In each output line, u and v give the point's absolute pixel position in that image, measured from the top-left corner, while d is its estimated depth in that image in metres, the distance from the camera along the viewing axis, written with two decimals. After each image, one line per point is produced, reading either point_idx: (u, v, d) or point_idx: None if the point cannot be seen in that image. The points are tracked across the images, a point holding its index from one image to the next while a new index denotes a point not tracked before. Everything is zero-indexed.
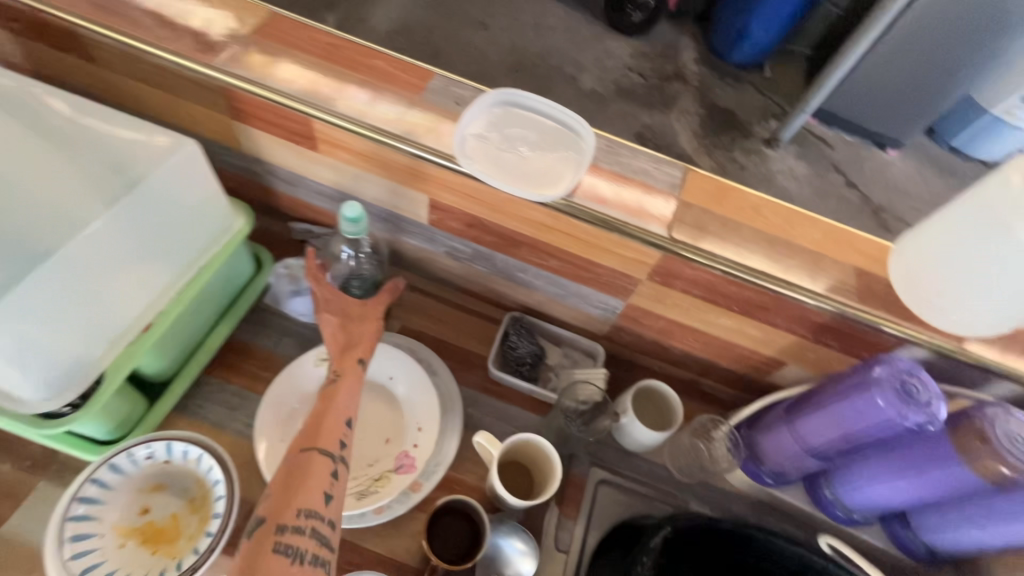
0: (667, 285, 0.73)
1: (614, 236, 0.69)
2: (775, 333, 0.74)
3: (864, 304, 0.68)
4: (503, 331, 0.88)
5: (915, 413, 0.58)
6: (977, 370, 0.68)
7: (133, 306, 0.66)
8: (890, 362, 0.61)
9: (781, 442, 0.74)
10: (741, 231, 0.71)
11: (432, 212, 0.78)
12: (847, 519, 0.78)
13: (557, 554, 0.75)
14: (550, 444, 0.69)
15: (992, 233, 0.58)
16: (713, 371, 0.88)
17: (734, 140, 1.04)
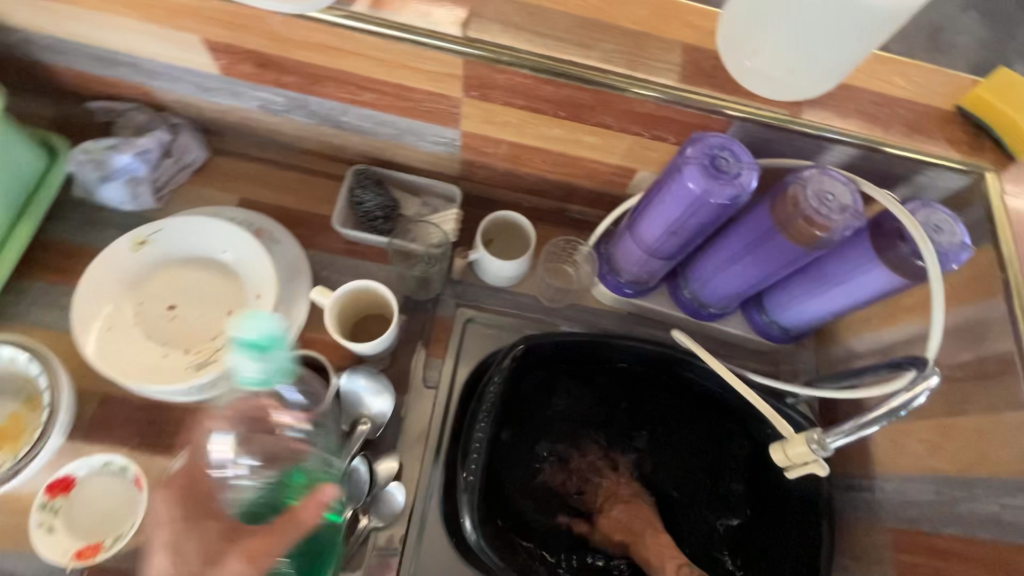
0: (487, 99, 0.66)
1: (405, 45, 0.60)
2: (611, 136, 0.69)
3: (689, 82, 0.61)
4: (348, 187, 0.81)
5: (721, 186, 0.55)
6: (812, 140, 0.64)
7: None
8: (701, 139, 0.57)
9: (629, 249, 0.72)
10: (553, 19, 0.62)
11: (214, 56, 0.68)
12: (706, 314, 0.80)
13: (427, 391, 0.77)
14: (386, 289, 0.67)
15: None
16: (576, 194, 0.84)
17: None
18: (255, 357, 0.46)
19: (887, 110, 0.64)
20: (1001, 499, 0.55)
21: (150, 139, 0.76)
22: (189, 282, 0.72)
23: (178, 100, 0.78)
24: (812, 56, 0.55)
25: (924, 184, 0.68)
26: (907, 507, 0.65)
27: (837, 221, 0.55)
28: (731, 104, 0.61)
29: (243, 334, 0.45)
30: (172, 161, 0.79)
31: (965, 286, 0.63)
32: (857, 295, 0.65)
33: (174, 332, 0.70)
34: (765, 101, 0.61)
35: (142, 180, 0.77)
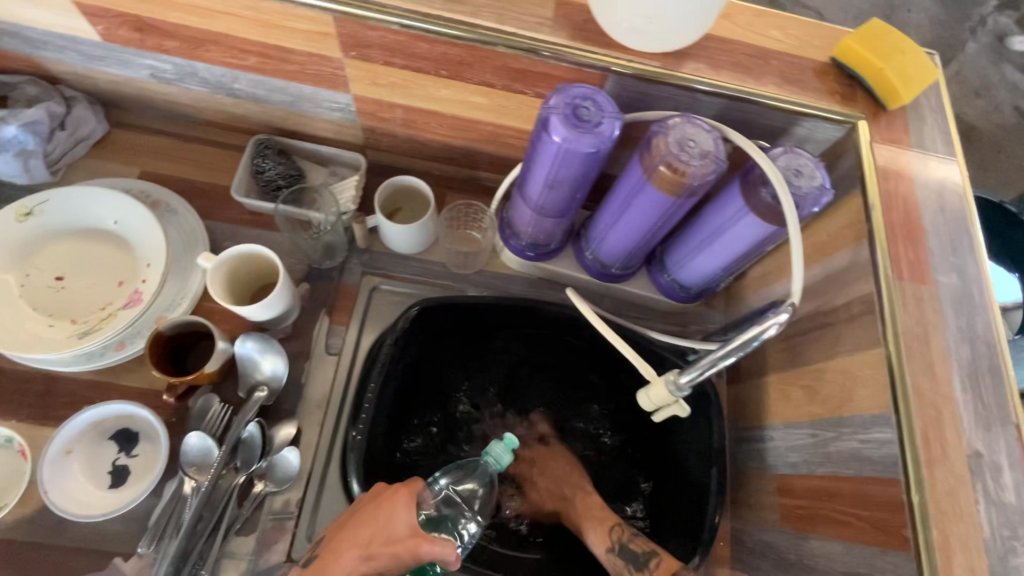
0: (367, 59, 0.66)
1: (271, 3, 0.59)
2: (497, 96, 0.69)
3: (559, 36, 0.61)
4: (249, 157, 0.81)
5: (581, 135, 0.56)
6: (687, 93, 0.64)
7: None
8: (564, 89, 0.57)
9: (522, 209, 0.73)
10: None
11: (90, 21, 0.67)
12: (611, 276, 0.80)
13: (329, 357, 0.77)
14: (273, 253, 0.67)
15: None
16: (481, 161, 0.84)
17: None
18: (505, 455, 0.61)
19: (762, 62, 0.65)
20: (859, 436, 0.56)
21: (39, 111, 0.74)
22: (79, 253, 0.72)
23: (69, 71, 0.77)
24: (667, 9, 0.55)
25: (804, 137, 0.69)
26: (790, 452, 0.67)
27: (696, 167, 0.56)
28: (601, 57, 0.61)
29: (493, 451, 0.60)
30: (66, 133, 0.78)
31: (839, 235, 0.64)
32: (738, 245, 0.66)
33: (61, 302, 0.69)
34: (635, 55, 0.62)
35: (37, 154, 0.76)
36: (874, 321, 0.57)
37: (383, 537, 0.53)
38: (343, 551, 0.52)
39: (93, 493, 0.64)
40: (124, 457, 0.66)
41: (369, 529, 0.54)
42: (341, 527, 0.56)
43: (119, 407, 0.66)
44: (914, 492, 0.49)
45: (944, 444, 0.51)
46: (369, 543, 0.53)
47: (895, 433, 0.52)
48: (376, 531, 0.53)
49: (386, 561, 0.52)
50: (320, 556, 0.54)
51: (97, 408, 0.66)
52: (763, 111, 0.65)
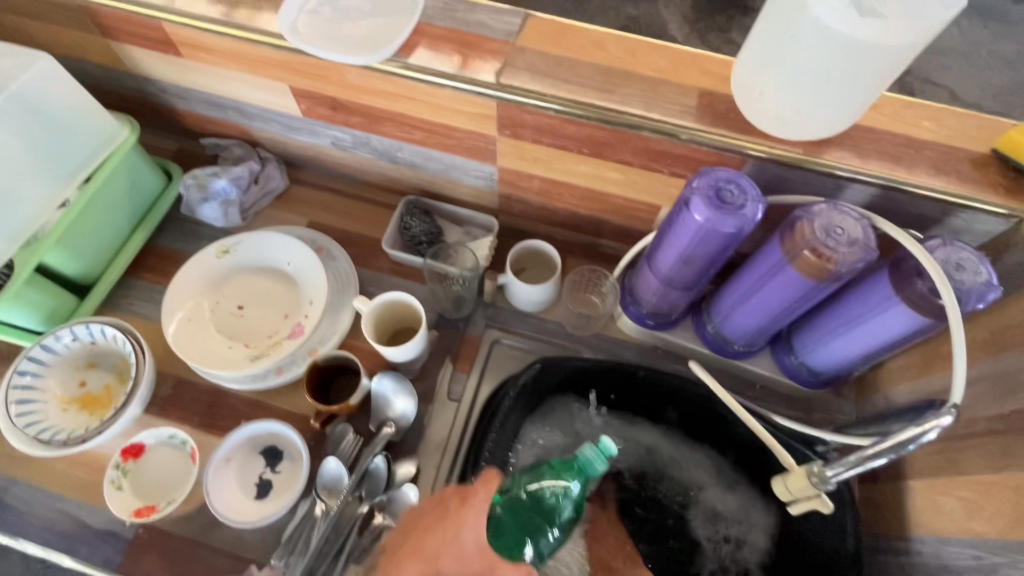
0: (519, 137, 0.74)
1: (448, 91, 0.69)
2: (633, 173, 0.74)
3: (702, 123, 0.65)
4: (399, 215, 0.92)
5: (725, 216, 0.58)
6: (831, 179, 0.64)
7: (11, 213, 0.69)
8: (709, 172, 0.60)
9: (649, 280, 0.75)
10: (577, 68, 0.69)
11: (299, 100, 0.81)
12: (732, 352, 0.80)
13: (450, 403, 0.82)
14: (419, 302, 0.75)
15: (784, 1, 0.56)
16: (605, 229, 0.88)
17: (732, 17, 1.05)
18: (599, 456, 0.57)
19: (912, 153, 0.64)
20: None
21: (242, 168, 0.91)
22: (257, 287, 0.84)
23: (269, 137, 0.94)
24: (812, 99, 0.59)
25: (959, 228, 0.65)
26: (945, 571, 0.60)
27: (844, 254, 0.56)
28: (745, 143, 0.64)
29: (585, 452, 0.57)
30: (258, 187, 0.94)
31: (1002, 334, 0.60)
32: (884, 335, 0.63)
33: (240, 328, 0.81)
34: (778, 141, 0.64)
35: (235, 203, 0.91)
36: None
37: (450, 548, 0.57)
38: (410, 562, 0.59)
39: (244, 501, 0.72)
40: (268, 471, 0.74)
41: (439, 538, 0.59)
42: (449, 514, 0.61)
43: (270, 424, 0.75)
44: None
45: None
46: (441, 556, 0.58)
47: None
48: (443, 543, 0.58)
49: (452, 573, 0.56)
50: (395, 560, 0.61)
51: (252, 424, 0.75)
52: (913, 199, 0.64)
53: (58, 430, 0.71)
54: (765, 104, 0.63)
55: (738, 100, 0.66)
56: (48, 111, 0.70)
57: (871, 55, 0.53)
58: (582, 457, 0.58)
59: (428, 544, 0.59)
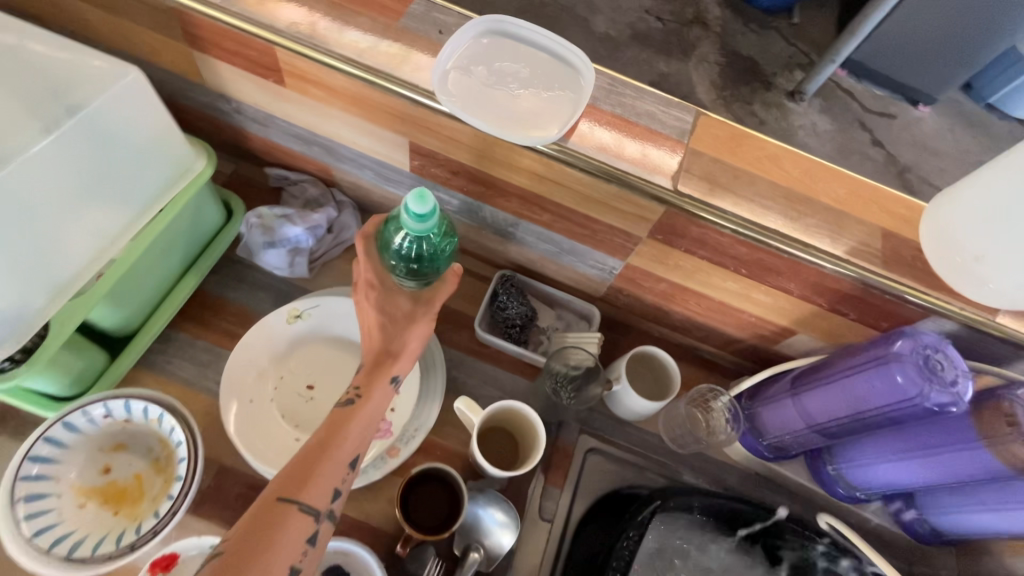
0: (670, 244, 0.66)
1: (612, 187, 0.61)
2: (784, 299, 0.68)
3: (888, 270, 0.60)
4: (492, 290, 0.82)
5: (938, 393, 0.52)
6: (1012, 347, 0.61)
7: (61, 256, 0.57)
8: (914, 334, 0.54)
9: (789, 418, 0.68)
10: (755, 184, 0.62)
11: (413, 156, 0.71)
12: (847, 495, 0.74)
13: (541, 523, 0.72)
14: (537, 414, 0.64)
15: None
16: (716, 339, 0.82)
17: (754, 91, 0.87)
18: (422, 220, 0.52)
19: None
20: None
21: (321, 215, 0.78)
22: (331, 363, 0.72)
23: (353, 181, 0.82)
24: None
25: None
26: None
27: None
28: (932, 299, 0.60)
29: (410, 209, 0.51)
30: (332, 236, 0.81)
31: None
32: None
33: (308, 415, 0.68)
34: (971, 303, 0.60)
35: (306, 252, 0.78)
36: None
37: (360, 439, 0.53)
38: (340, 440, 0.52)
39: None
40: None
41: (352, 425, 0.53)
42: (366, 338, 0.58)
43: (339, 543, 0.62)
44: None
45: None
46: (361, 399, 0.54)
47: None
48: (362, 422, 0.54)
49: (381, 395, 0.56)
50: (332, 498, 0.49)
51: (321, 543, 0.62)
52: None
53: (77, 537, 0.56)
54: (980, 277, 0.57)
55: (938, 267, 0.60)
56: (119, 142, 0.58)
57: None
58: (410, 221, 0.52)
59: (326, 448, 0.51)
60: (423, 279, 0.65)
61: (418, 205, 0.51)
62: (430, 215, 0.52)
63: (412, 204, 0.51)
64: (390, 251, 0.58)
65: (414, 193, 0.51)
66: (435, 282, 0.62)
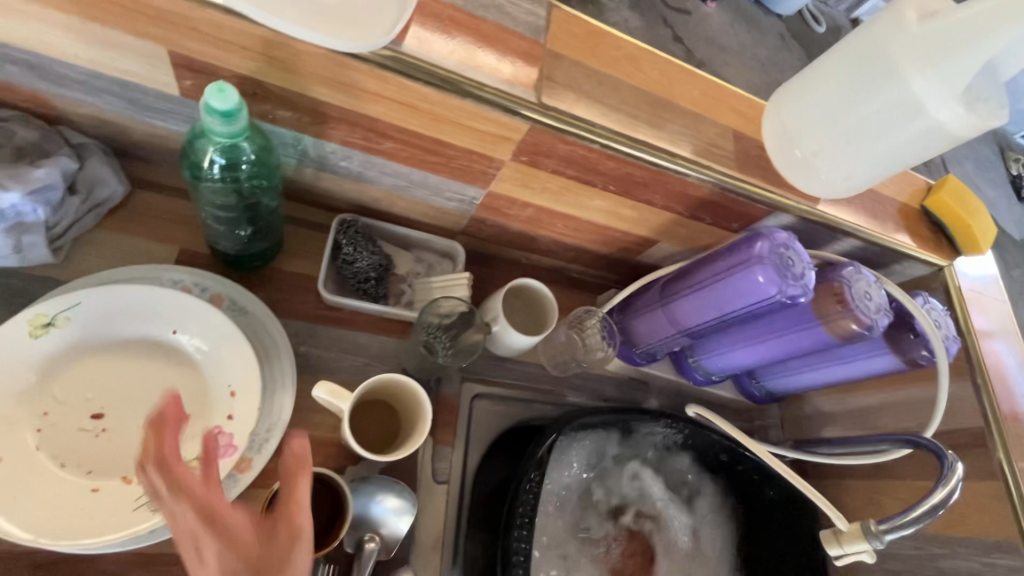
0: (536, 166, 0.59)
1: (466, 104, 0.50)
2: (649, 212, 0.67)
3: (740, 172, 0.61)
4: (333, 242, 0.67)
5: (792, 287, 0.56)
6: (831, 231, 0.68)
7: None
8: (770, 235, 0.57)
9: (660, 325, 0.70)
10: (618, 90, 0.57)
11: (183, 74, 0.50)
12: (705, 380, 0.81)
13: (437, 486, 0.67)
14: (422, 387, 0.56)
15: (854, 66, 0.53)
16: (584, 258, 0.80)
17: None
18: (230, 127, 0.44)
19: (880, 210, 0.71)
20: (976, 557, 0.65)
21: (51, 170, 0.53)
22: (125, 376, 0.53)
23: (93, 115, 0.57)
24: (862, 169, 0.57)
25: (894, 271, 0.77)
26: (887, 557, 0.73)
27: (876, 321, 0.60)
28: (776, 197, 0.63)
29: (213, 114, 0.43)
30: (79, 198, 0.57)
31: None
32: (855, 373, 0.71)
33: (103, 453, 0.50)
34: (806, 197, 0.64)
35: (40, 226, 0.54)
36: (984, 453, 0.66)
37: None
38: None
39: None
40: None
41: None
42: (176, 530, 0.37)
43: None
44: None
45: None
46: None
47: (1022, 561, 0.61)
48: None
49: None
50: None
51: None
52: (880, 249, 0.72)
53: None
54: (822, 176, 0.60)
55: (784, 167, 0.62)
56: None
57: (935, 138, 0.52)
58: (216, 131, 0.44)
59: None
60: (246, 202, 0.56)
61: (218, 106, 0.43)
62: (237, 115, 0.44)
63: (212, 105, 0.43)
64: (206, 171, 0.52)
65: (214, 87, 0.42)
66: (270, 202, 0.57)
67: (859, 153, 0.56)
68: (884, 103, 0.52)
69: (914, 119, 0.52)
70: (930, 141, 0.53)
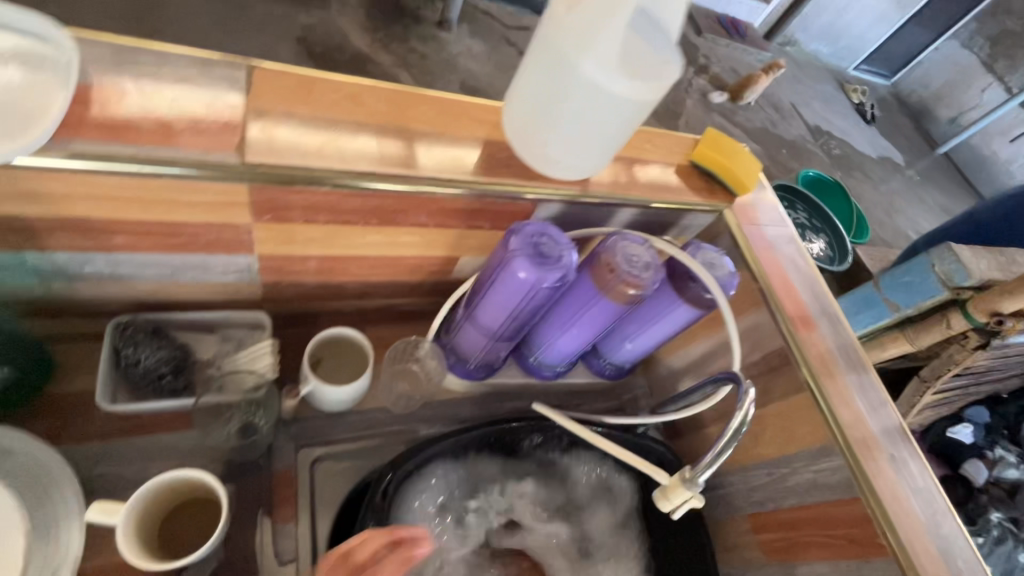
0: (284, 221, 0.59)
1: (164, 182, 0.49)
2: (428, 234, 0.68)
3: (490, 176, 0.64)
4: (110, 347, 0.63)
5: (551, 271, 0.58)
6: (604, 207, 0.72)
7: None
8: (521, 228, 0.59)
9: (476, 336, 0.71)
10: (340, 130, 0.58)
11: None
12: (554, 373, 0.83)
13: (285, 567, 0.64)
14: (212, 477, 0.54)
15: (544, 62, 0.57)
16: (404, 291, 0.80)
17: None
18: None
19: (649, 175, 0.76)
20: (813, 467, 0.68)
21: None
22: None
23: None
24: (590, 147, 0.62)
25: (687, 225, 0.82)
26: (753, 491, 0.76)
27: (648, 279, 0.64)
28: (533, 189, 0.66)
29: None
30: None
31: (738, 300, 0.78)
32: (667, 327, 0.74)
33: None
34: (562, 181, 0.68)
35: None
36: (793, 369, 0.70)
37: None
38: None
39: None
40: None
41: None
42: None
43: None
44: (874, 501, 0.62)
45: (869, 450, 0.65)
46: None
47: (843, 459, 0.65)
48: None
49: None
50: None
51: None
52: (660, 210, 0.77)
53: None
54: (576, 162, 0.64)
55: (547, 172, 0.66)
56: None
57: (629, 109, 0.57)
58: None
59: None
60: None
61: None
62: None
63: None
64: None
65: None
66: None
67: (579, 135, 0.61)
68: (575, 93, 0.56)
69: (605, 99, 0.56)
70: (628, 112, 0.58)
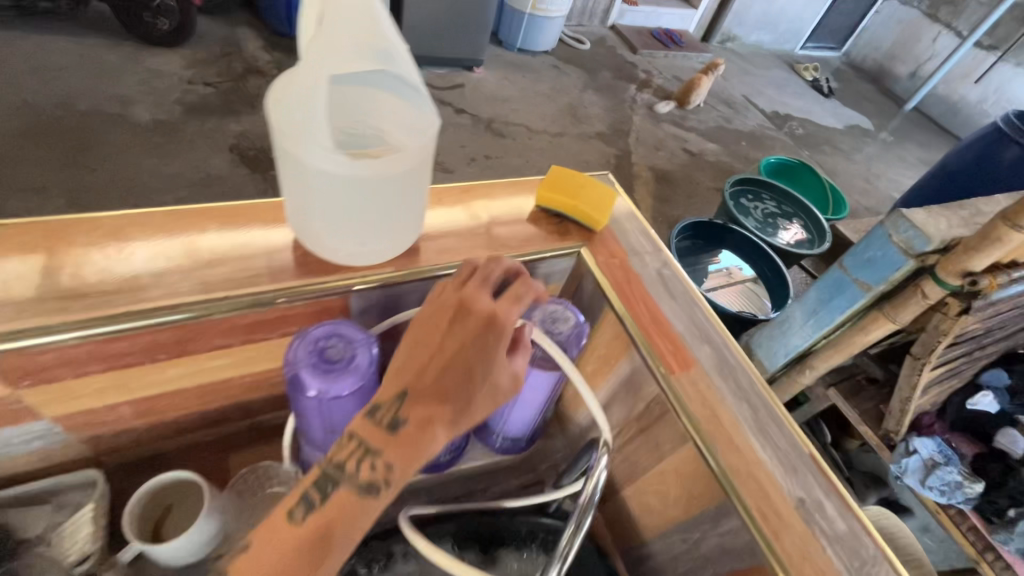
0: (53, 381, 0.54)
1: None
2: (242, 352, 0.62)
3: (280, 280, 0.59)
4: None
5: (338, 379, 0.52)
6: (433, 280, 0.66)
7: None
8: (302, 335, 0.53)
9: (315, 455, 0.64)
10: (94, 273, 0.54)
11: None
12: (442, 463, 0.75)
13: None
14: None
15: (292, 170, 0.53)
16: (259, 408, 0.74)
17: None
18: None
19: (484, 233, 0.71)
20: (717, 529, 0.59)
21: None
22: None
23: None
24: (386, 223, 0.59)
25: (549, 274, 0.75)
26: (677, 561, 0.66)
27: None
28: (334, 282, 0.60)
29: None
30: None
31: (613, 344, 0.70)
32: (531, 395, 0.68)
33: None
34: (369, 266, 0.62)
35: None
36: (673, 416, 0.62)
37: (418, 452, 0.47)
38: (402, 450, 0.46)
39: None
40: None
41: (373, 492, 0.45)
42: None
43: None
44: (779, 565, 0.52)
45: (776, 509, 0.55)
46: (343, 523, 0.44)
47: (740, 518, 0.55)
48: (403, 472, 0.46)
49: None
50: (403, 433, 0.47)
51: None
52: None
53: None
54: (391, 238, 0.61)
55: (360, 262, 0.61)
56: None
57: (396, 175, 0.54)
58: None
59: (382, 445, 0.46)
60: None
61: None
62: None
63: None
64: None
65: None
66: None
67: (367, 219, 0.57)
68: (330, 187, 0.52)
69: (364, 180, 0.53)
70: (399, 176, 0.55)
